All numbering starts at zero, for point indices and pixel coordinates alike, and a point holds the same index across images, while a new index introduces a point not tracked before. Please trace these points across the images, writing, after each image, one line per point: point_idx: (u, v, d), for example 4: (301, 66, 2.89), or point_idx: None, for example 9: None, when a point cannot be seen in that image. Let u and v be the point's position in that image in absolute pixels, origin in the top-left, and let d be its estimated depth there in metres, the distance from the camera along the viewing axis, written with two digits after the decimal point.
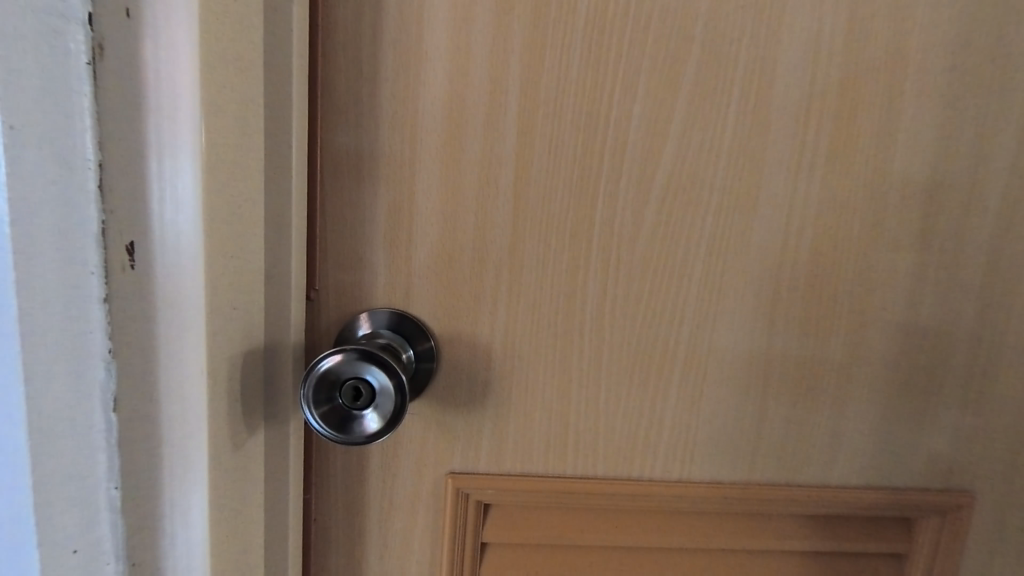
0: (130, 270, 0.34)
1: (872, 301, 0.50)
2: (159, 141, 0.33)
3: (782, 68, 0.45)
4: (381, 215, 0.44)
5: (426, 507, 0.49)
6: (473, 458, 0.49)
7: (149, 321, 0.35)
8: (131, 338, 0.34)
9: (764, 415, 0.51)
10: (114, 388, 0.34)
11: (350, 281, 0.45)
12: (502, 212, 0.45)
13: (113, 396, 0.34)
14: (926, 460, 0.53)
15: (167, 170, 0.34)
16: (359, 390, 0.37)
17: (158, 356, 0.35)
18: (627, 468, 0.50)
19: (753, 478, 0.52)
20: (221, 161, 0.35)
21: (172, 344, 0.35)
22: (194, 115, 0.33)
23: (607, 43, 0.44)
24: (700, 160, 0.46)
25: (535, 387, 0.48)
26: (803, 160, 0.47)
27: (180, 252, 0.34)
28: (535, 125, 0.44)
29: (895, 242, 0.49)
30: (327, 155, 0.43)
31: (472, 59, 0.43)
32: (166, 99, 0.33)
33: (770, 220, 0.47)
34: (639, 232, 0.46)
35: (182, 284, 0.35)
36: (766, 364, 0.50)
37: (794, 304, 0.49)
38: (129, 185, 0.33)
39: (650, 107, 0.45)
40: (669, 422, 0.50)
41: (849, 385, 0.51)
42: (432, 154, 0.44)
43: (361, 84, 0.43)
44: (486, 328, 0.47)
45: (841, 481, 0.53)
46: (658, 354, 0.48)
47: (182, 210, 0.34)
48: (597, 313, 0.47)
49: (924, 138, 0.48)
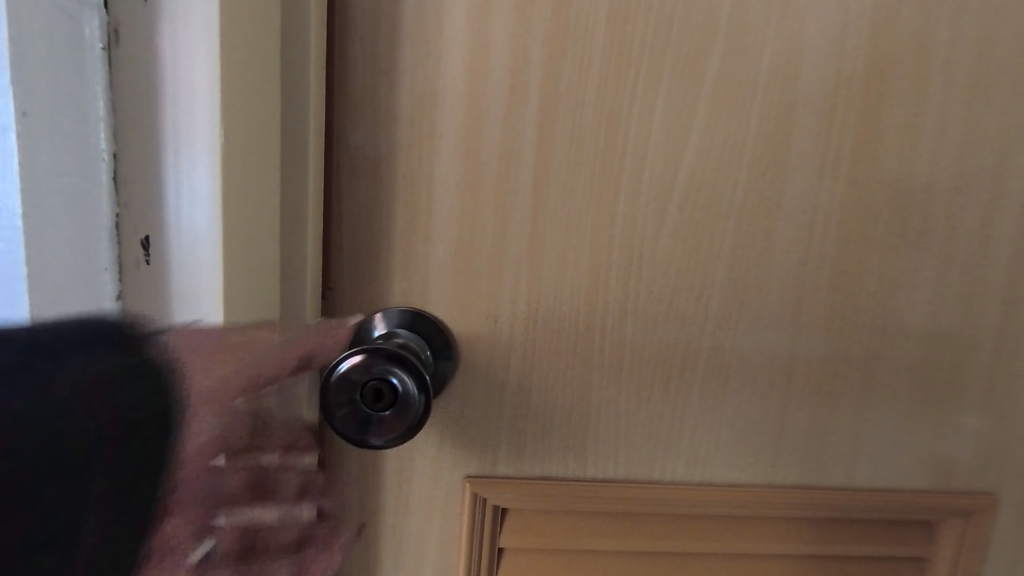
0: (145, 265, 0.34)
1: (896, 300, 0.49)
2: (176, 132, 0.33)
3: (808, 62, 0.44)
4: (398, 212, 0.43)
5: (443, 511, 0.48)
6: (491, 462, 0.47)
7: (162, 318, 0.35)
8: None
9: (787, 417, 0.50)
10: None
11: (366, 280, 0.44)
12: (522, 208, 0.44)
13: None
14: (951, 461, 0.52)
15: (184, 162, 0.33)
16: (370, 385, 0.36)
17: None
18: (647, 471, 0.49)
19: (776, 480, 0.51)
20: (238, 153, 0.33)
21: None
22: (213, 111, 0.32)
23: (629, 36, 0.42)
24: (724, 157, 0.45)
25: (554, 388, 0.47)
26: (828, 157, 0.46)
27: (196, 246, 0.33)
28: (555, 120, 0.43)
29: (923, 241, 0.48)
30: (344, 150, 0.42)
31: (493, 51, 0.41)
32: (182, 86, 0.32)
33: (795, 218, 0.46)
34: (662, 229, 0.45)
35: (200, 285, 0.34)
36: (790, 365, 0.49)
37: (818, 304, 0.48)
38: (144, 178, 0.33)
39: (673, 102, 0.44)
40: (691, 424, 0.48)
41: (873, 386, 0.50)
42: (452, 149, 0.42)
43: (379, 76, 0.41)
44: (505, 327, 0.45)
45: (864, 483, 0.52)
46: (680, 355, 0.47)
47: (199, 202, 0.33)
48: (618, 313, 0.46)
49: (951, 135, 0.47)
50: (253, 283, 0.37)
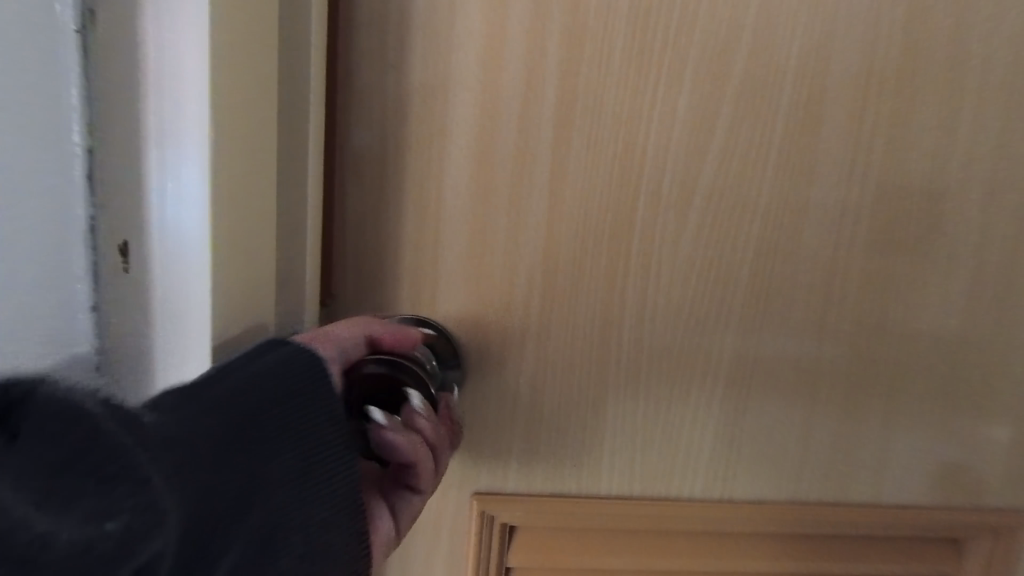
0: (124, 272, 0.33)
1: (928, 310, 0.46)
2: (159, 125, 0.30)
3: (840, 57, 0.41)
4: (404, 215, 0.40)
5: (449, 529, 0.45)
6: (501, 478, 0.45)
7: (144, 327, 0.33)
8: (124, 335, 0.34)
9: (812, 432, 0.47)
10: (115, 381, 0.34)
11: (370, 287, 0.42)
12: (535, 212, 0.41)
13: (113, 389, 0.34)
14: (982, 477, 0.50)
15: (170, 159, 0.30)
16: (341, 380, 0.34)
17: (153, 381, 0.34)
18: (664, 488, 0.46)
19: (799, 497, 0.48)
20: (232, 154, 0.31)
21: (174, 355, 0.33)
22: (203, 103, 0.29)
23: (651, 29, 0.40)
24: (749, 158, 0.42)
25: (567, 401, 0.44)
26: (860, 159, 0.43)
27: (183, 249, 0.31)
28: (572, 119, 0.40)
29: (957, 247, 0.45)
30: (347, 148, 0.39)
31: (506, 44, 0.39)
32: (168, 76, 0.30)
33: (823, 222, 0.44)
34: (683, 233, 0.42)
35: (186, 296, 0.32)
36: (815, 377, 0.46)
37: (846, 313, 0.45)
38: (120, 173, 0.32)
39: (696, 100, 0.41)
40: (710, 439, 0.46)
41: (901, 400, 0.47)
42: (463, 149, 0.40)
43: (385, 70, 0.39)
44: (516, 337, 0.43)
45: (891, 500, 0.49)
46: (700, 367, 0.45)
47: (186, 206, 0.31)
48: (635, 322, 0.43)
49: (989, 136, 0.44)
50: (248, 293, 0.34)
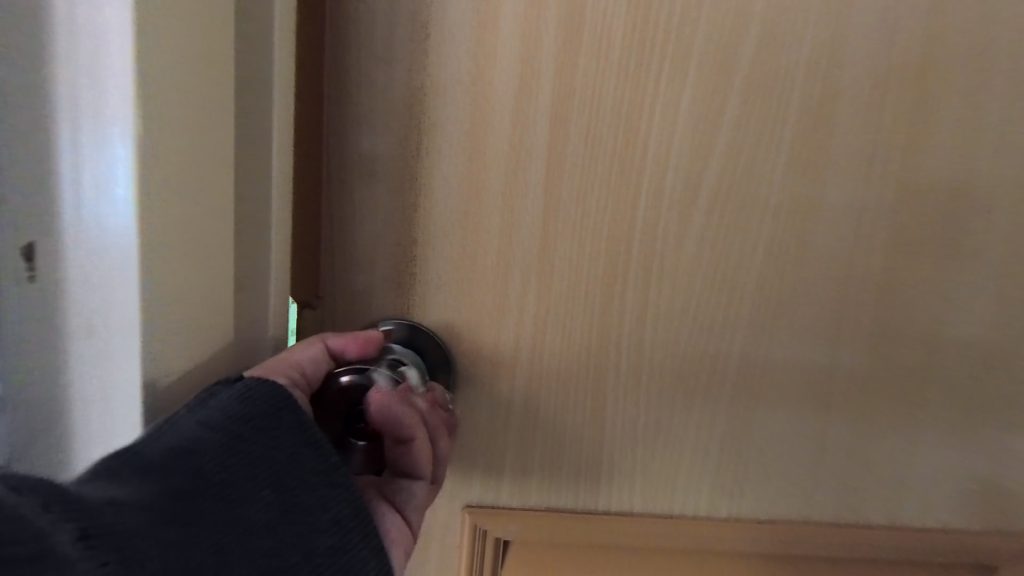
0: (29, 279, 0.27)
1: (949, 318, 0.44)
2: (74, 96, 0.25)
3: (854, 50, 0.39)
4: (395, 214, 0.39)
5: (439, 543, 0.44)
6: (493, 489, 0.43)
7: (58, 341, 0.28)
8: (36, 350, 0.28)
9: (825, 448, 0.45)
10: (26, 403, 0.28)
11: (359, 289, 0.40)
12: (530, 212, 0.40)
13: (26, 412, 0.28)
14: (1011, 498, 0.46)
15: (88, 140, 0.25)
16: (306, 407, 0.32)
17: (76, 435, 0.29)
18: (666, 503, 0.44)
19: (812, 515, 0.46)
20: (171, 134, 0.26)
21: (97, 393, 0.28)
22: (127, 71, 0.24)
23: (653, 20, 0.38)
24: (757, 157, 0.40)
25: (564, 410, 0.42)
26: (874, 157, 0.41)
27: (105, 245, 0.26)
28: (570, 114, 0.39)
29: (980, 252, 0.43)
30: (336, 145, 0.38)
31: (499, 37, 0.37)
32: (84, 38, 0.24)
33: (836, 225, 0.41)
34: (686, 235, 0.41)
35: (110, 302, 0.27)
36: (828, 389, 0.44)
37: (861, 321, 0.43)
38: (28, 152, 0.26)
39: (700, 96, 0.39)
40: (716, 452, 0.44)
41: (922, 413, 0.45)
42: (456, 145, 0.39)
43: (375, 63, 0.37)
44: (509, 343, 0.41)
45: (911, 521, 0.46)
46: (705, 375, 0.42)
47: (109, 195, 0.25)
48: (636, 328, 0.41)
49: (1015, 133, 0.42)
50: (199, 302, 0.30)
